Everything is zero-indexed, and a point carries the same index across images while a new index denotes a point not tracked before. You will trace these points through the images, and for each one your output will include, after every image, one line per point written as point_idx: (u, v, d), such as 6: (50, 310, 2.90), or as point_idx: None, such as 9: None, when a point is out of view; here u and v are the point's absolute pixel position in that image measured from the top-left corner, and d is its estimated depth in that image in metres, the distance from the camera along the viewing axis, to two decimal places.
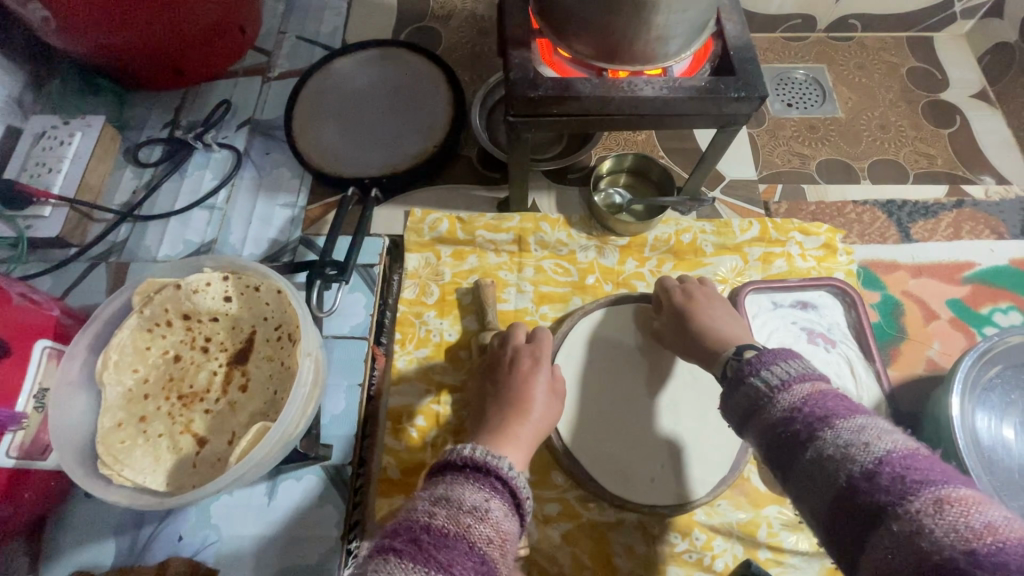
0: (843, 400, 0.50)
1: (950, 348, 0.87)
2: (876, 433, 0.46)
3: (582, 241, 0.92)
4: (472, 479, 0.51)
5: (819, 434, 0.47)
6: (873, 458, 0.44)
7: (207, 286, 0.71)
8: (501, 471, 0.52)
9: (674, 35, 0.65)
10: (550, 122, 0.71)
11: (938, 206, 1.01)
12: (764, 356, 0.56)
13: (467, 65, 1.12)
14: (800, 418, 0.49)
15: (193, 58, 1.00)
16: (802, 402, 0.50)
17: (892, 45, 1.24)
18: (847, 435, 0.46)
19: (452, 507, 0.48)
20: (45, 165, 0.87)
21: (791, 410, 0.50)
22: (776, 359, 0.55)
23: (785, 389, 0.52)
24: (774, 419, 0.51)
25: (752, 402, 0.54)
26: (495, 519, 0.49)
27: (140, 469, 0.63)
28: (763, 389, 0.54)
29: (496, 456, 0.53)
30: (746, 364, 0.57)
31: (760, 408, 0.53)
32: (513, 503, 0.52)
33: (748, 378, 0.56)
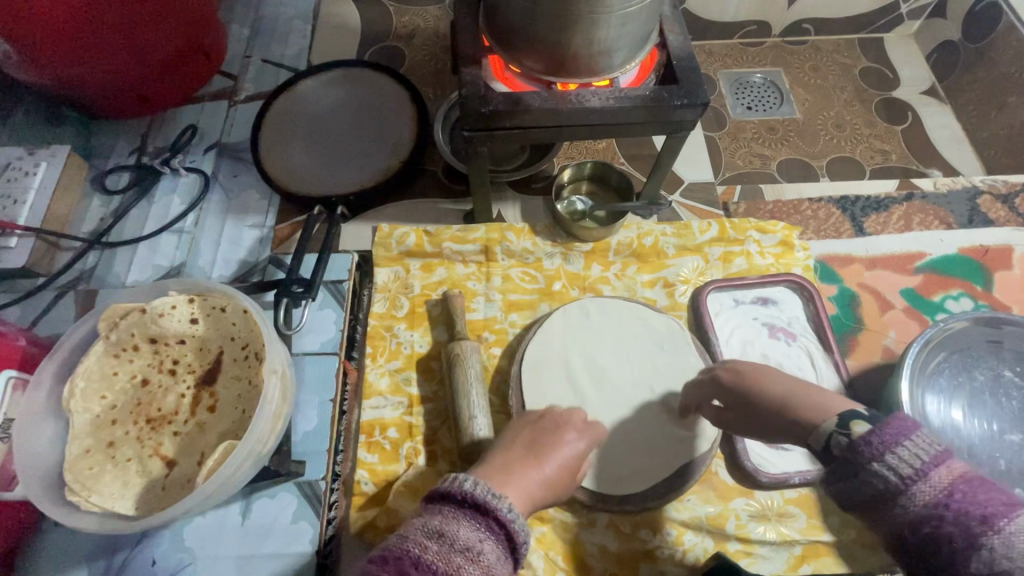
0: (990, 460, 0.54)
1: (905, 336, 0.90)
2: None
3: (548, 249, 0.94)
4: (467, 516, 0.47)
5: None
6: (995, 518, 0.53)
7: (172, 309, 0.72)
8: (501, 513, 0.47)
9: (616, 48, 0.68)
10: (503, 135, 0.73)
11: (890, 199, 1.04)
12: (882, 431, 0.44)
13: (430, 82, 1.14)
14: (954, 519, 0.40)
15: (158, 86, 1.02)
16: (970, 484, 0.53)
17: (844, 47, 1.29)
18: None
19: (445, 544, 0.44)
20: (10, 196, 0.87)
21: (935, 506, 0.41)
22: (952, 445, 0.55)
23: (922, 478, 0.42)
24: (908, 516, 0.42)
25: (875, 494, 0.43)
26: (487, 563, 0.45)
27: (108, 494, 0.63)
28: (892, 478, 0.42)
29: (498, 495, 0.48)
30: (857, 444, 0.45)
31: (889, 501, 0.42)
32: (507, 546, 0.47)
33: (869, 463, 0.43)
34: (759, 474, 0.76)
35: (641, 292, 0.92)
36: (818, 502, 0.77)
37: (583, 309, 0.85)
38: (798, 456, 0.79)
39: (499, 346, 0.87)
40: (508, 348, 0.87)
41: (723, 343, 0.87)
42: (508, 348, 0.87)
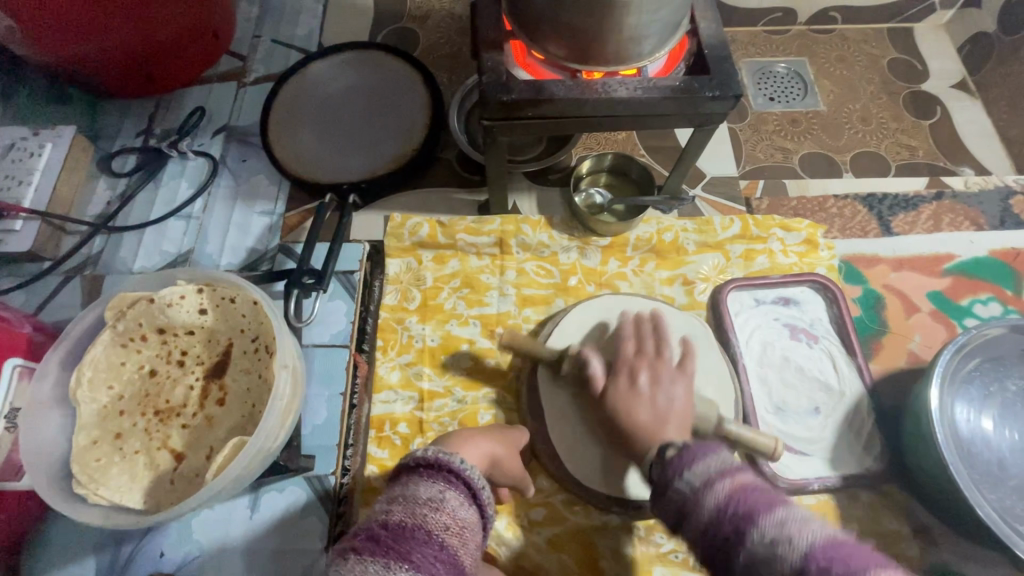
0: (763, 492, 0.49)
1: (931, 340, 0.88)
2: (800, 525, 0.46)
3: (564, 242, 0.92)
4: (425, 476, 0.51)
5: (747, 534, 0.46)
6: (801, 555, 0.44)
7: (181, 299, 0.70)
8: (452, 465, 0.51)
9: (646, 35, 0.65)
10: (524, 125, 0.70)
11: (918, 198, 1.01)
12: (685, 454, 0.54)
13: (445, 66, 1.11)
14: (728, 520, 0.48)
15: (167, 64, 0.98)
16: (727, 502, 0.49)
17: (872, 37, 1.24)
18: (772, 531, 0.46)
19: (408, 503, 0.48)
20: (15, 177, 0.86)
21: (718, 513, 0.49)
22: (694, 457, 0.54)
23: (708, 487, 0.50)
24: (701, 525, 0.49)
25: (681, 504, 0.52)
26: (451, 509, 0.49)
27: (116, 487, 0.62)
28: (687, 490, 0.52)
29: (447, 452, 0.52)
30: (669, 462, 0.55)
31: (689, 512, 0.51)
32: (470, 493, 0.51)
33: (672, 482, 0.53)
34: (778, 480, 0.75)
35: (659, 289, 0.89)
36: (836, 509, 0.76)
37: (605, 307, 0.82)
38: (818, 462, 0.77)
39: None
40: None
41: (743, 344, 0.85)
42: None
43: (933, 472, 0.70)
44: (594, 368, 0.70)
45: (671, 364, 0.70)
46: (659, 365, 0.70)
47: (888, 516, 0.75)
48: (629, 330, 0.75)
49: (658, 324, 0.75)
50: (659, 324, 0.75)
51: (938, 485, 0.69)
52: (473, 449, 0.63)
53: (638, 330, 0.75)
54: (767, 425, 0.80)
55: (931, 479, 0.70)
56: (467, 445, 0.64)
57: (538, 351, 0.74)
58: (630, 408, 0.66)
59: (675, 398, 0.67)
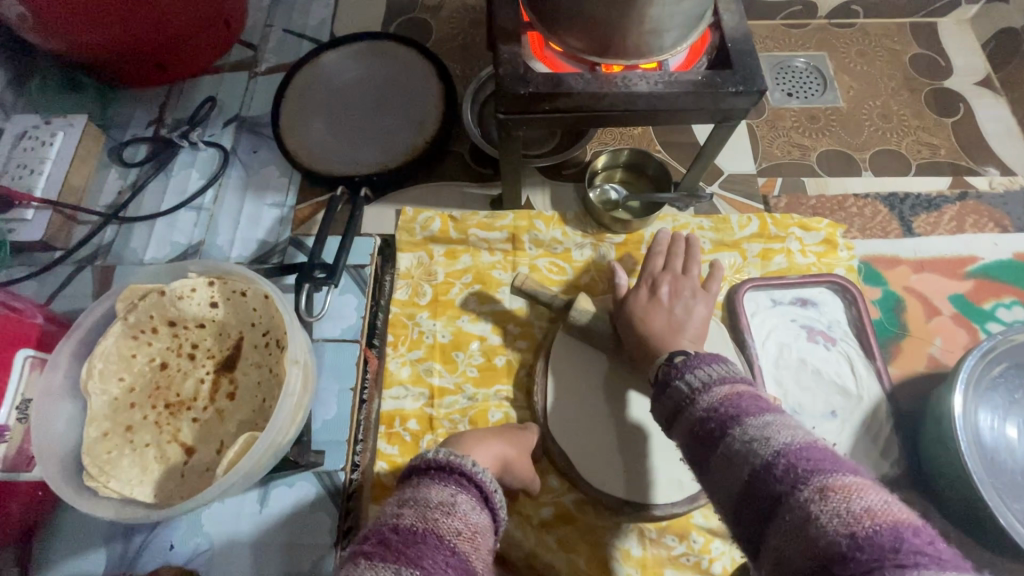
0: (757, 400, 0.51)
1: (952, 344, 0.86)
2: (780, 428, 0.47)
3: (577, 239, 0.90)
4: (436, 480, 0.51)
5: (729, 431, 0.49)
6: (773, 451, 0.45)
7: (191, 292, 0.69)
8: (464, 468, 0.51)
9: (668, 28, 0.63)
10: (541, 120, 0.69)
11: (940, 198, 0.99)
12: (692, 359, 0.57)
13: (458, 58, 1.09)
14: (716, 416, 0.50)
15: (177, 52, 0.97)
16: (718, 404, 0.51)
17: (894, 31, 1.21)
18: (752, 430, 0.48)
19: (419, 507, 0.48)
20: (28, 167, 0.86)
21: (711, 409, 0.51)
22: (700, 362, 0.56)
23: (704, 390, 0.54)
24: (694, 416, 0.52)
25: (678, 400, 0.55)
26: (463, 513, 0.48)
27: (126, 480, 0.62)
28: (686, 387, 0.55)
29: (458, 455, 0.53)
30: (675, 366, 0.58)
31: (684, 406, 0.54)
32: (481, 497, 0.51)
33: (674, 380, 0.57)
34: None
35: None
36: None
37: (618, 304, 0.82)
38: None
39: (524, 340, 0.84)
40: (534, 342, 0.84)
41: (759, 344, 0.83)
42: (535, 342, 0.84)
43: (954, 480, 0.68)
44: (620, 281, 0.81)
45: (694, 279, 0.78)
46: (683, 282, 0.77)
47: None
48: (661, 263, 0.79)
49: (692, 248, 0.80)
50: (692, 245, 0.80)
51: (960, 493, 0.68)
52: (484, 451, 0.63)
53: (674, 245, 0.81)
54: None
55: (952, 488, 0.69)
56: (477, 448, 0.64)
57: (546, 298, 0.81)
58: (648, 317, 0.74)
59: (693, 311, 0.75)
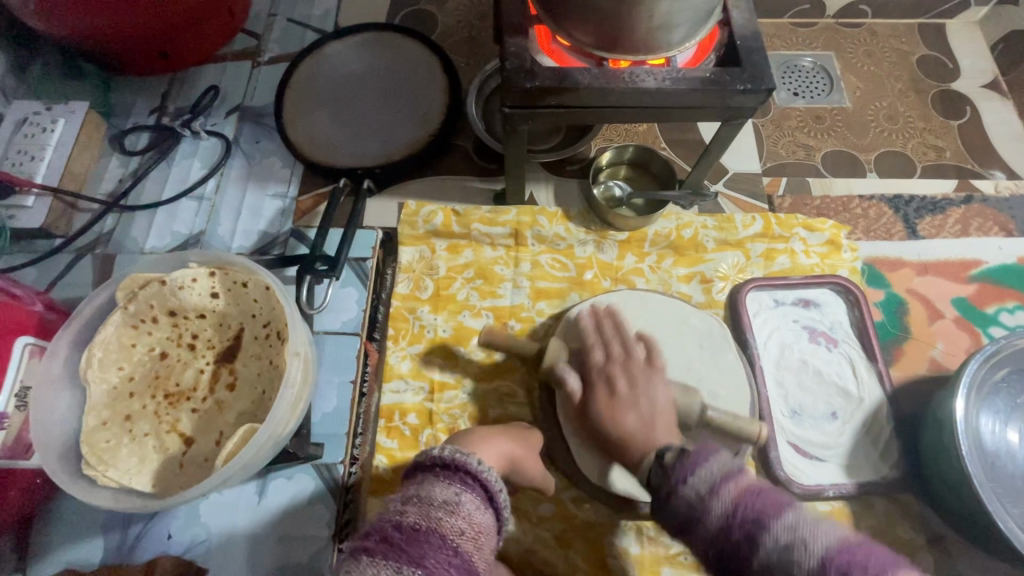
0: (769, 492, 0.47)
1: (954, 348, 0.86)
2: (810, 528, 0.44)
3: (580, 236, 0.90)
4: (441, 477, 0.50)
5: (759, 539, 0.44)
6: (816, 559, 0.42)
7: (192, 282, 0.69)
8: (470, 466, 0.50)
9: (677, 23, 0.62)
10: (546, 114, 0.68)
11: (946, 201, 0.98)
12: (684, 458, 0.51)
13: (464, 51, 1.08)
14: (737, 525, 0.46)
15: (180, 41, 0.96)
16: (733, 508, 0.46)
17: (902, 32, 1.20)
18: (785, 535, 0.44)
19: (423, 505, 0.47)
20: (28, 152, 0.85)
21: (727, 517, 0.46)
22: (695, 460, 0.51)
23: (712, 494, 0.48)
24: (709, 535, 0.47)
25: (685, 515, 0.49)
26: (466, 512, 0.48)
27: (125, 469, 0.62)
28: (692, 496, 0.49)
29: (465, 452, 0.51)
30: (669, 472, 0.52)
31: (697, 519, 0.48)
32: (486, 497, 0.50)
33: (679, 487, 0.50)
34: (791, 484, 0.74)
35: (676, 286, 0.87)
36: (850, 517, 0.74)
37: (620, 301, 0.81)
38: (833, 468, 0.76)
39: (525, 336, 0.84)
40: (535, 338, 0.84)
41: (760, 344, 0.83)
42: (536, 338, 0.84)
43: (954, 484, 0.68)
44: (573, 382, 0.67)
45: (643, 362, 0.67)
46: (632, 364, 0.66)
47: (902, 525, 0.74)
48: (591, 335, 0.71)
49: (618, 320, 0.72)
50: (622, 336, 0.69)
51: (958, 496, 0.68)
52: (490, 449, 0.62)
53: (600, 330, 0.71)
54: (782, 428, 0.78)
55: (951, 490, 0.69)
56: (483, 445, 0.62)
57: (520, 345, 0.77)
58: (617, 417, 0.62)
59: (659, 396, 0.63)
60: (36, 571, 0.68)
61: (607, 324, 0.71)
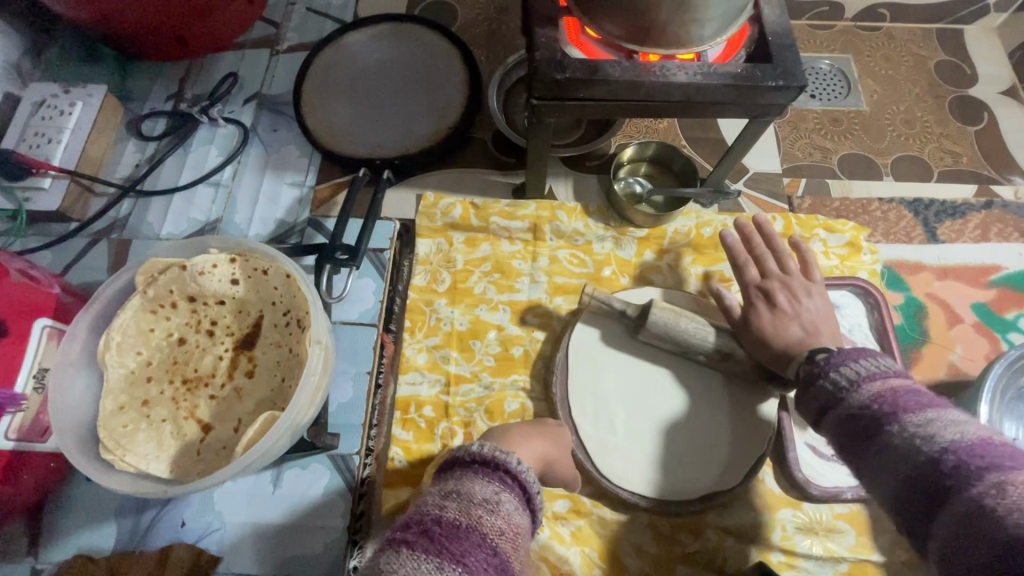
0: (914, 395, 0.49)
1: (973, 353, 0.85)
2: (946, 424, 0.45)
3: (599, 232, 0.89)
4: (480, 475, 0.50)
5: (886, 428, 0.48)
6: (938, 447, 0.44)
7: (213, 268, 0.68)
8: (509, 466, 0.51)
9: (711, 18, 0.61)
10: (574, 107, 0.67)
11: (966, 206, 0.98)
12: (836, 355, 0.56)
13: (483, 44, 1.07)
14: (870, 415, 0.50)
15: (199, 28, 0.95)
16: (874, 399, 0.50)
17: (920, 37, 1.19)
18: (914, 428, 0.46)
19: (463, 501, 0.47)
20: (45, 135, 0.85)
21: (870, 402, 0.50)
22: (846, 359, 0.55)
23: (854, 387, 0.52)
24: (847, 413, 0.52)
25: (829, 399, 0.54)
26: (506, 512, 0.47)
27: (143, 455, 0.61)
28: (835, 384, 0.54)
29: (504, 451, 0.52)
30: (820, 360, 0.57)
31: (835, 404, 0.53)
32: (524, 498, 0.51)
33: (826, 373, 0.55)
34: (809, 486, 0.72)
35: (695, 285, 0.87)
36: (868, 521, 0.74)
37: (645, 298, 0.81)
38: None
39: (542, 332, 0.83)
40: (552, 334, 0.83)
41: None
42: (553, 333, 0.83)
43: None
44: (751, 274, 0.75)
45: (801, 276, 0.75)
46: (791, 280, 0.73)
47: None
48: (745, 252, 0.77)
49: (766, 231, 0.78)
50: (765, 254, 0.76)
51: None
52: (527, 449, 0.62)
53: (752, 249, 0.77)
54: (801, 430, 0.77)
55: None
56: (522, 445, 0.62)
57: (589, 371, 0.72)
58: (781, 329, 0.70)
59: (819, 309, 0.71)
60: (46, 557, 0.67)
61: (759, 242, 0.77)
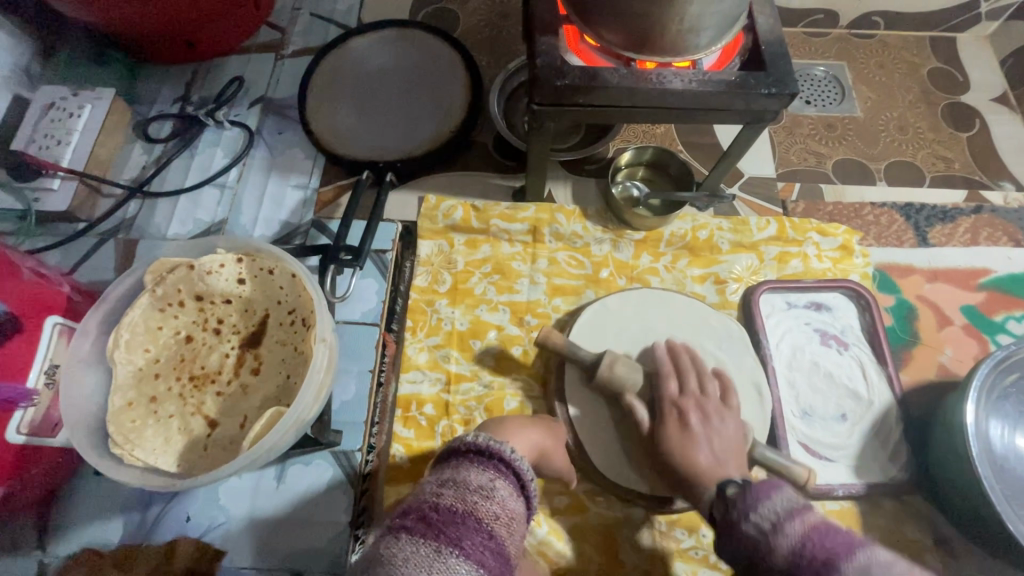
0: (841, 535, 0.50)
1: (963, 354, 0.87)
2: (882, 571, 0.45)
3: (597, 234, 0.91)
4: (475, 464, 0.51)
5: None
6: None
7: (221, 267, 0.70)
8: (503, 454, 0.52)
9: (705, 27, 0.64)
10: (573, 113, 0.69)
11: (956, 210, 1.00)
12: (750, 495, 0.56)
13: (485, 49, 1.09)
14: (807, 565, 0.48)
15: (205, 31, 0.97)
16: (802, 547, 0.50)
17: (914, 45, 1.22)
18: None
19: (459, 488, 0.48)
20: (54, 137, 0.86)
21: (796, 553, 0.50)
22: (761, 496, 0.55)
23: (780, 530, 0.52)
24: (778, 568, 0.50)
25: (753, 545, 0.53)
26: (501, 498, 0.49)
27: (151, 449, 0.63)
28: (757, 531, 0.53)
29: (498, 440, 0.53)
30: (735, 503, 0.57)
31: (764, 551, 0.52)
32: (518, 485, 0.52)
33: (741, 524, 0.55)
34: None
35: (690, 286, 0.89)
36: (859, 516, 0.76)
37: (643, 300, 0.83)
38: (842, 468, 0.77)
39: (541, 331, 0.85)
40: None
41: (773, 346, 0.84)
42: None
43: (964, 487, 0.69)
44: (667, 389, 0.71)
45: (718, 400, 0.71)
46: (706, 403, 0.70)
47: (908, 525, 0.75)
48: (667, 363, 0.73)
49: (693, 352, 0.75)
50: (682, 363, 0.73)
51: (967, 496, 0.69)
52: (521, 439, 0.64)
53: (677, 362, 0.74)
54: (793, 428, 0.79)
55: (960, 493, 0.70)
56: (520, 439, 0.65)
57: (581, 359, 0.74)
58: (689, 452, 0.66)
59: (729, 435, 0.68)
60: (55, 552, 0.68)
61: (686, 358, 0.74)
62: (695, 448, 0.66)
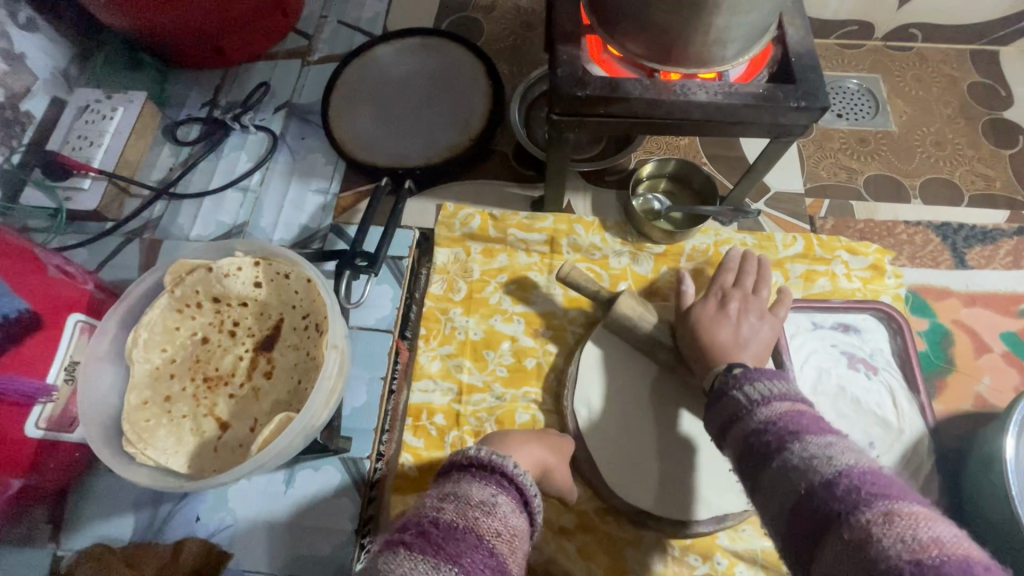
0: (818, 419, 0.50)
1: (1002, 383, 0.83)
2: (840, 449, 0.45)
3: (616, 246, 0.89)
4: (477, 478, 0.50)
5: (788, 445, 0.47)
6: (835, 470, 0.43)
7: (238, 270, 0.70)
8: (506, 469, 0.51)
9: (733, 39, 0.62)
10: (593, 123, 0.68)
11: (997, 231, 0.95)
12: (752, 371, 0.57)
13: (508, 58, 1.09)
14: (774, 430, 0.49)
15: (234, 38, 0.99)
16: (776, 416, 0.50)
17: (954, 58, 1.17)
18: (813, 449, 0.46)
19: (459, 502, 0.47)
20: (87, 138, 0.89)
21: (768, 421, 0.50)
22: (761, 375, 0.55)
23: (764, 403, 0.52)
24: (751, 427, 0.51)
25: (736, 410, 0.54)
26: (503, 515, 0.48)
27: (163, 449, 0.63)
28: (746, 400, 0.54)
29: (501, 455, 0.52)
30: (735, 376, 0.58)
31: (741, 415, 0.53)
32: (521, 500, 0.50)
33: (732, 390, 0.56)
34: None
35: None
36: None
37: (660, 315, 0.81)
38: None
39: (556, 344, 0.84)
40: (566, 348, 0.83)
41: (798, 368, 0.81)
42: (566, 348, 0.83)
43: (1001, 526, 0.65)
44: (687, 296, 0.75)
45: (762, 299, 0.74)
46: (752, 301, 0.73)
47: None
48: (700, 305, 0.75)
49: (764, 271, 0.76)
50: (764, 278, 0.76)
51: (1004, 537, 0.65)
52: (525, 454, 0.62)
53: (741, 264, 0.77)
54: None
55: (995, 532, 0.66)
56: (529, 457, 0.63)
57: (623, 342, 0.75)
58: (713, 329, 0.69)
59: (760, 331, 0.70)
60: (68, 545, 0.69)
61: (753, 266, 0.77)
62: (717, 328, 0.69)
